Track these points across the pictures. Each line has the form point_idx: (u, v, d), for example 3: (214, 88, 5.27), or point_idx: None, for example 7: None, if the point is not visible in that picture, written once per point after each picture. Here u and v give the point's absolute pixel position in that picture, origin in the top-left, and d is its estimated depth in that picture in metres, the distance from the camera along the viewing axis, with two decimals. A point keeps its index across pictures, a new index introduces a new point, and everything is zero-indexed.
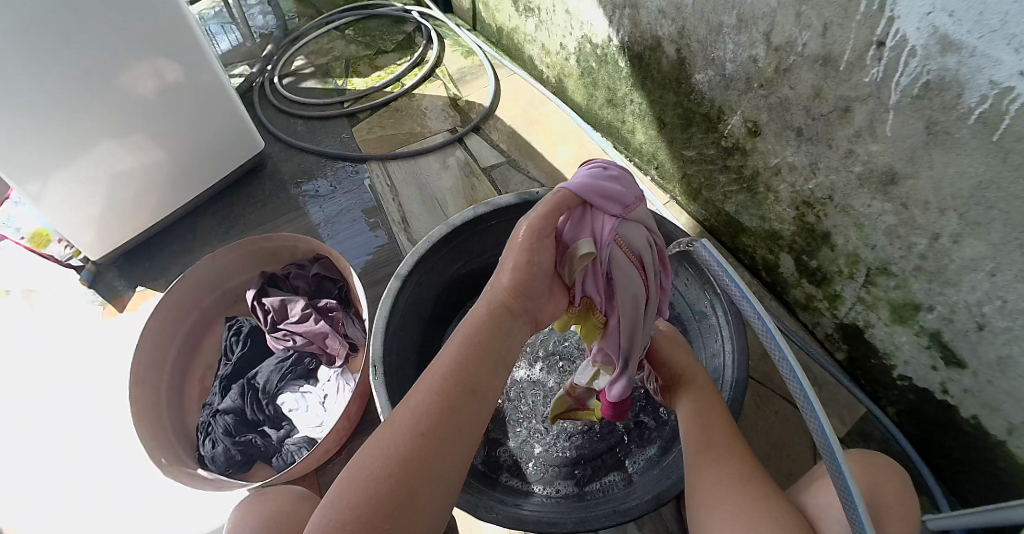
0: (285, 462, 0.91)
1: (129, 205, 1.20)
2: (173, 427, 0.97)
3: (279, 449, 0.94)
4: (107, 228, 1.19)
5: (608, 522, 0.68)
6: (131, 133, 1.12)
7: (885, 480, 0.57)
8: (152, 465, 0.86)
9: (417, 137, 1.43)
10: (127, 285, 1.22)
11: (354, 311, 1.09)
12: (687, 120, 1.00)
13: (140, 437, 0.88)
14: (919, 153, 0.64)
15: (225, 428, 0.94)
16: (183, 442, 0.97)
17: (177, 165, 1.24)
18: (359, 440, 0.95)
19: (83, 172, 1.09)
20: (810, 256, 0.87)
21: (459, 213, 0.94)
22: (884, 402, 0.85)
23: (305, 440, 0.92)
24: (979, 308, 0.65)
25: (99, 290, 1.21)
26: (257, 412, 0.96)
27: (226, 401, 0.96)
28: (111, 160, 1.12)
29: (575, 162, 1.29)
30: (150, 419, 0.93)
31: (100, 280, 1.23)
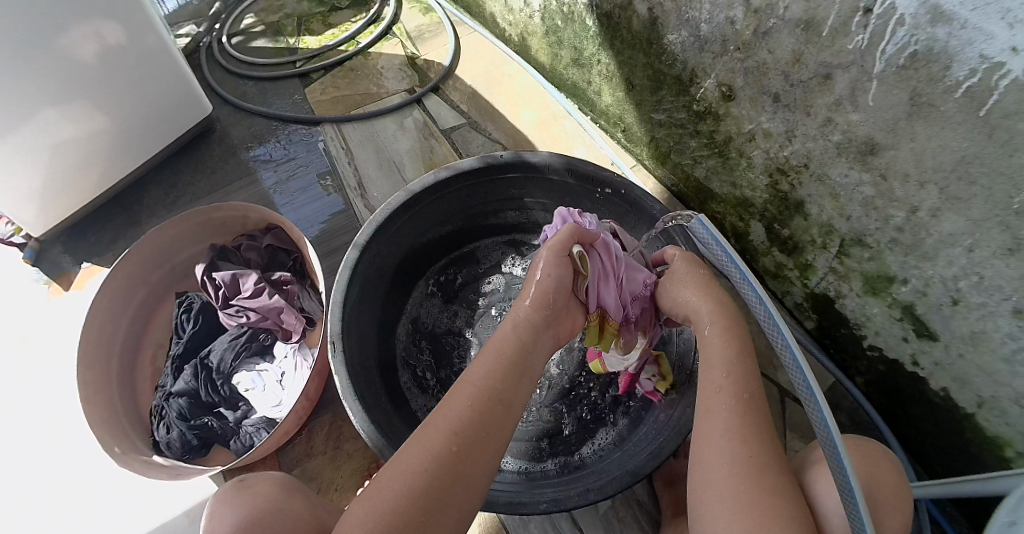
0: (244, 445, 0.88)
1: (72, 174, 1.10)
2: (125, 410, 0.93)
3: (236, 432, 0.90)
4: (51, 199, 1.10)
5: (583, 500, 0.67)
6: (70, 100, 1.01)
7: (883, 472, 0.56)
8: (105, 455, 0.82)
9: (373, 98, 1.34)
10: (74, 261, 1.13)
11: (311, 284, 1.04)
12: (657, 82, 0.94)
13: (90, 426, 0.83)
14: (901, 124, 0.61)
15: (180, 412, 0.89)
16: (136, 427, 0.92)
17: (123, 133, 1.13)
18: (320, 427, 0.92)
19: (23, 153, 1.00)
20: (782, 225, 0.85)
21: (420, 178, 0.89)
22: (853, 372, 0.86)
23: (264, 421, 0.89)
24: (954, 283, 0.64)
25: (45, 268, 1.12)
26: (212, 394, 0.91)
27: (179, 383, 0.91)
28: (50, 132, 1.01)
29: (540, 125, 1.22)
30: (99, 403, 0.88)
31: (45, 258, 1.13)
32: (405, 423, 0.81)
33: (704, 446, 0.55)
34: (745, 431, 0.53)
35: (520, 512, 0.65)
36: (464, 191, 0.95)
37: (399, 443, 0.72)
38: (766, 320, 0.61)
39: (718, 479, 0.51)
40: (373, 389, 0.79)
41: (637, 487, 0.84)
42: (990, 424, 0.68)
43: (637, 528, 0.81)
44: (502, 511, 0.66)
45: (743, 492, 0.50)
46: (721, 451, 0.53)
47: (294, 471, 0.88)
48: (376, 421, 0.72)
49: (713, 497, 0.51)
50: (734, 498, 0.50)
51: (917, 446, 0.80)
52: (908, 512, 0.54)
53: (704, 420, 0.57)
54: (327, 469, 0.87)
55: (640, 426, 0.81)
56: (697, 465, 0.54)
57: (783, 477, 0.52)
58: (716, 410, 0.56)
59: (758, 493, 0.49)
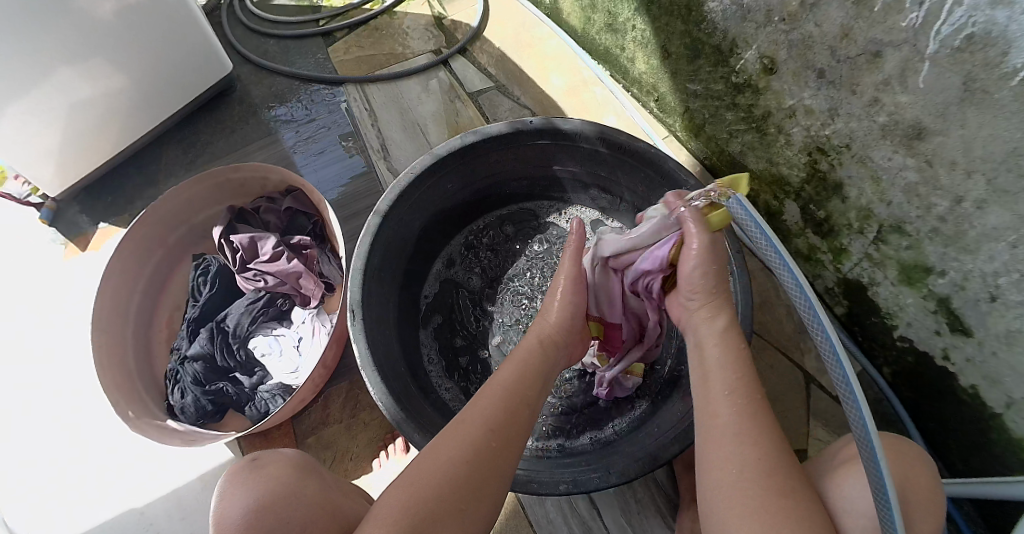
0: (258, 410, 0.93)
1: (88, 131, 1.13)
2: (139, 372, 0.99)
3: (251, 398, 0.95)
4: (68, 154, 1.13)
5: (606, 482, 0.68)
6: (88, 57, 1.03)
7: (918, 473, 0.52)
8: (119, 417, 0.88)
9: (398, 59, 1.32)
10: (91, 222, 1.18)
11: (330, 248, 1.07)
12: (695, 51, 0.89)
13: (105, 389, 0.89)
14: (951, 109, 0.57)
15: (194, 377, 0.95)
16: (151, 391, 0.99)
17: (140, 93, 1.16)
18: (336, 388, 0.97)
19: (41, 111, 1.03)
20: (818, 206, 0.81)
21: (446, 142, 0.86)
22: (879, 362, 0.83)
23: (280, 388, 0.94)
24: (994, 279, 0.61)
25: (61, 229, 1.17)
26: (228, 358, 0.96)
27: (196, 347, 0.96)
28: (69, 91, 1.05)
29: (568, 91, 1.18)
30: (115, 367, 0.94)
31: (61, 219, 1.18)
32: (421, 391, 0.84)
33: (713, 453, 0.53)
34: (755, 434, 0.52)
35: (538, 491, 0.66)
36: (491, 156, 0.92)
37: (415, 414, 0.74)
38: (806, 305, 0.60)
39: (738, 485, 0.49)
40: (392, 358, 0.81)
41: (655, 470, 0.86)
42: (1017, 426, 0.66)
43: (651, 508, 0.84)
44: (523, 490, 0.66)
45: (755, 501, 0.48)
46: (732, 456, 0.51)
47: (310, 436, 0.93)
48: (392, 389, 0.74)
49: (720, 503, 0.49)
50: (746, 501, 0.48)
51: (939, 441, 0.78)
52: (941, 515, 0.51)
53: (710, 426, 0.54)
54: (342, 436, 0.93)
55: (660, 410, 0.81)
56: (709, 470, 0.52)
57: (796, 479, 0.50)
58: (722, 414, 0.54)
59: (772, 494, 0.48)
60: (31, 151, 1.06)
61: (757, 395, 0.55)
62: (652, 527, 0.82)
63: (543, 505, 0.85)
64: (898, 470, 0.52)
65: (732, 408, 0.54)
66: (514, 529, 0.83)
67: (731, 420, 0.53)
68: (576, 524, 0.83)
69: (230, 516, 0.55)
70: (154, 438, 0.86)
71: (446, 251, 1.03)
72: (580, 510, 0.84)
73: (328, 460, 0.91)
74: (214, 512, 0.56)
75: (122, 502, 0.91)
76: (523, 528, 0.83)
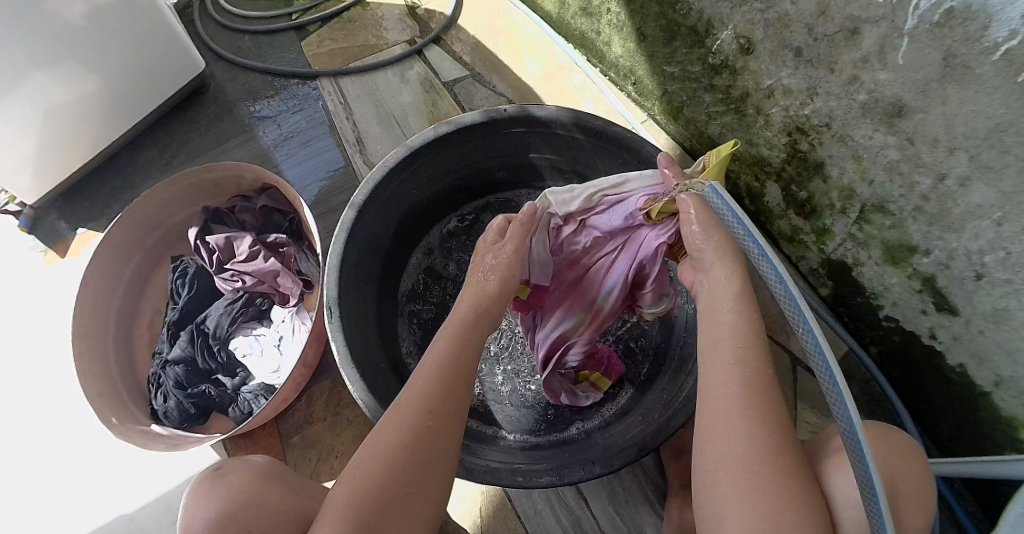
0: (241, 411, 0.91)
1: (64, 138, 1.10)
2: (123, 378, 0.97)
3: (234, 400, 0.94)
4: (44, 163, 1.10)
5: (588, 474, 0.67)
6: (59, 61, 1.00)
7: (907, 463, 0.50)
8: (102, 425, 0.86)
9: (371, 50, 1.28)
10: (69, 227, 1.14)
11: (308, 245, 1.04)
12: (671, 33, 0.87)
13: (89, 397, 0.87)
14: (932, 86, 0.56)
15: (176, 381, 0.93)
16: (136, 397, 0.97)
17: (113, 95, 1.12)
18: (318, 389, 0.95)
19: (16, 118, 1.00)
20: (799, 187, 0.79)
21: (418, 133, 0.83)
22: (867, 342, 0.82)
23: (262, 388, 0.92)
24: (980, 257, 0.60)
25: (41, 236, 1.13)
26: (210, 361, 0.95)
27: (177, 351, 0.94)
28: (45, 96, 1.02)
29: (545, 78, 1.16)
30: (98, 374, 0.93)
31: (41, 226, 1.14)
32: (407, 392, 0.82)
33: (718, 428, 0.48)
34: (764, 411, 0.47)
35: (524, 486, 0.65)
36: (466, 145, 0.89)
37: None
38: (783, 296, 0.51)
39: (737, 467, 0.46)
40: (375, 361, 0.80)
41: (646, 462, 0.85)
42: (1006, 405, 0.66)
43: (640, 496, 0.83)
44: (504, 484, 0.66)
45: (758, 489, 0.44)
46: (735, 443, 0.47)
47: (295, 435, 0.92)
48: (373, 388, 0.72)
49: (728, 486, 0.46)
50: (750, 492, 0.44)
51: (928, 420, 0.78)
52: (931, 506, 0.49)
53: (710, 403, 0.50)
54: (326, 434, 0.92)
55: (649, 394, 0.80)
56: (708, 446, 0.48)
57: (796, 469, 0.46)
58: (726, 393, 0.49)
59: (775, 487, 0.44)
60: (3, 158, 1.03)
61: (768, 370, 0.50)
62: (642, 515, 0.82)
63: (530, 496, 0.84)
64: (886, 460, 0.50)
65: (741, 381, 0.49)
66: (502, 520, 0.83)
67: (737, 393, 0.49)
68: (563, 513, 0.83)
69: (195, 530, 0.53)
70: (137, 444, 0.85)
71: (424, 245, 1.01)
72: (569, 500, 0.84)
73: (312, 460, 0.90)
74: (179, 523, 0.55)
75: (108, 514, 0.89)
76: (511, 518, 0.83)
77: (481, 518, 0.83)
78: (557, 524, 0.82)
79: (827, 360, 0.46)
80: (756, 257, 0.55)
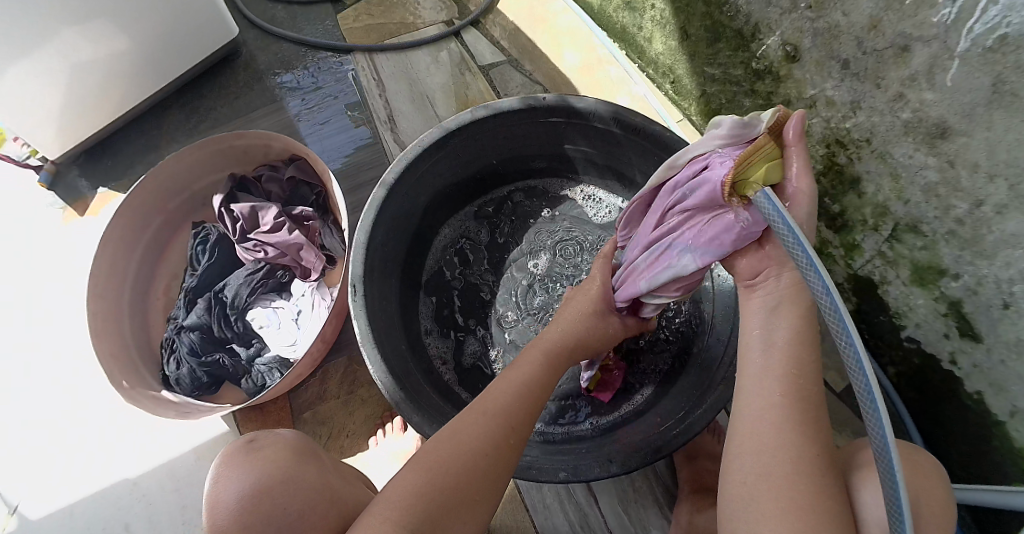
0: (255, 383, 0.96)
1: (90, 96, 1.13)
2: (134, 340, 1.02)
3: (246, 371, 0.98)
4: (68, 120, 1.13)
5: (604, 472, 0.67)
6: (92, 18, 1.02)
7: (932, 487, 0.50)
8: (114, 387, 0.91)
9: (409, 28, 1.29)
10: (90, 186, 1.19)
11: (333, 220, 1.07)
12: (715, 34, 0.86)
13: (101, 359, 0.91)
14: (978, 110, 0.56)
15: (191, 348, 0.97)
16: (147, 357, 1.02)
17: (141, 55, 1.14)
18: (335, 362, 0.99)
19: (42, 70, 1.02)
20: (832, 200, 0.78)
21: (456, 116, 0.84)
22: (884, 362, 0.82)
23: (277, 362, 0.96)
24: (1008, 285, 0.60)
25: (60, 194, 1.18)
26: (225, 329, 0.98)
27: (193, 318, 0.98)
28: (70, 53, 1.04)
29: (581, 69, 1.16)
30: (110, 335, 0.97)
31: (60, 182, 1.19)
32: (421, 371, 0.84)
33: (761, 441, 0.50)
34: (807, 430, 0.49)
35: (538, 479, 0.66)
36: (500, 131, 0.90)
37: (414, 395, 0.74)
38: (829, 308, 0.47)
39: (778, 480, 0.47)
40: (394, 338, 0.82)
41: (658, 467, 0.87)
42: (1020, 435, 0.66)
43: (648, 497, 0.86)
44: (518, 476, 0.67)
45: (798, 496, 0.46)
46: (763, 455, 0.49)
47: (305, 412, 0.96)
48: (391, 367, 0.75)
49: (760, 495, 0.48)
50: (788, 510, 0.46)
51: (938, 444, 0.78)
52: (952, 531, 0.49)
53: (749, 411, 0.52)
54: (339, 413, 0.96)
55: (669, 395, 0.81)
56: (747, 456, 0.50)
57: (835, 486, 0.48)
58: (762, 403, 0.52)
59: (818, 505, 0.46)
60: (32, 111, 1.06)
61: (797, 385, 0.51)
62: (649, 517, 0.85)
63: (541, 490, 0.87)
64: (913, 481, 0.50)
65: (783, 396, 0.51)
66: (512, 513, 0.86)
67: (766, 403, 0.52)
68: (572, 509, 0.86)
69: (227, 499, 0.58)
70: (148, 410, 0.90)
71: (451, 228, 1.02)
72: (579, 497, 0.86)
73: (324, 437, 0.94)
74: (210, 491, 0.59)
75: (117, 468, 0.95)
76: (520, 512, 0.86)
77: (491, 509, 0.86)
78: (564, 519, 0.85)
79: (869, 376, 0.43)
80: (801, 263, 0.50)
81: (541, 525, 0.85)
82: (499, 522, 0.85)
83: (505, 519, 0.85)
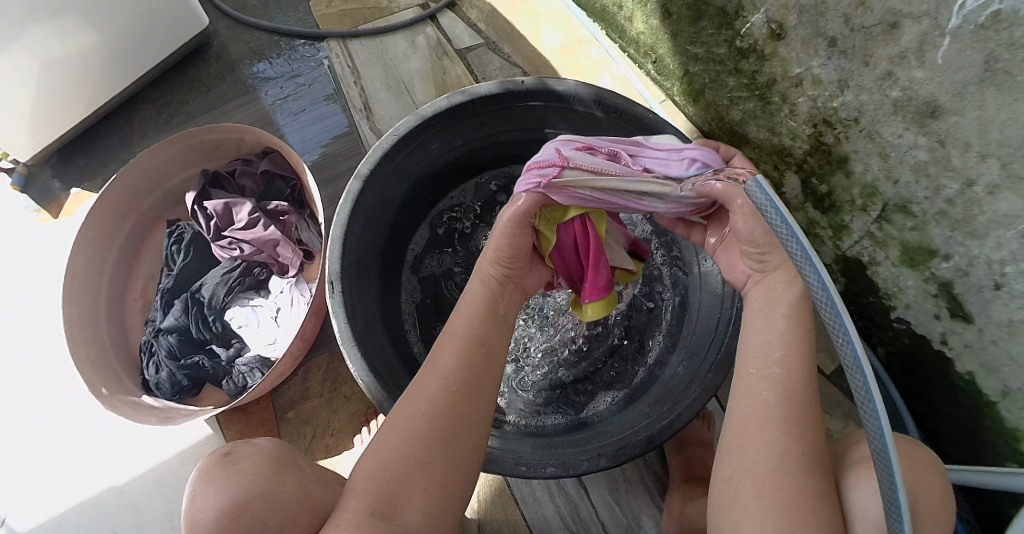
0: (236, 385, 0.93)
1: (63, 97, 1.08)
2: (113, 345, 0.99)
3: (228, 372, 0.95)
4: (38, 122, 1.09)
5: (594, 466, 0.67)
6: (60, 15, 0.96)
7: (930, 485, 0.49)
8: (92, 395, 0.89)
9: (383, 13, 1.24)
10: (64, 187, 1.15)
11: (308, 214, 1.04)
12: (697, 12, 0.83)
13: (78, 366, 0.89)
14: (969, 88, 0.54)
15: (169, 350, 0.95)
16: (125, 364, 0.99)
17: (113, 50, 1.09)
18: (318, 360, 0.97)
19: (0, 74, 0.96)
20: (820, 180, 0.77)
21: (431, 102, 0.81)
22: (875, 342, 0.81)
23: (258, 361, 0.93)
24: (1000, 267, 0.59)
25: (33, 195, 1.13)
26: (204, 330, 0.95)
27: (171, 319, 0.95)
28: (39, 51, 0.98)
29: (563, 50, 1.12)
30: (87, 342, 0.94)
31: (33, 184, 1.14)
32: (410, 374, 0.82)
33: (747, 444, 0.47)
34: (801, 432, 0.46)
35: (529, 476, 0.65)
36: (478, 119, 0.87)
37: (398, 393, 0.73)
38: (828, 307, 0.46)
39: (761, 490, 0.45)
40: (376, 338, 0.79)
41: (650, 456, 0.87)
42: (1011, 415, 0.65)
43: (640, 487, 0.86)
44: (506, 473, 0.65)
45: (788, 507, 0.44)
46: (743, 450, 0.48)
47: (289, 412, 0.94)
48: (373, 363, 0.73)
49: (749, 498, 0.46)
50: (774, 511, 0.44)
51: (930, 423, 0.78)
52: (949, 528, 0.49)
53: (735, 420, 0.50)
54: (324, 412, 0.94)
55: (654, 384, 0.81)
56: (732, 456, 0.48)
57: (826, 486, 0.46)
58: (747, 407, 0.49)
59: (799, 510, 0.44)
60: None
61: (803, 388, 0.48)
62: (641, 506, 0.84)
63: (530, 483, 0.86)
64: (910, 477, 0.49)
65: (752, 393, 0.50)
66: (501, 508, 0.85)
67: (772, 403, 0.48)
68: (562, 501, 0.85)
69: (207, 515, 0.56)
70: (127, 416, 0.87)
71: (431, 220, 1.00)
72: (570, 489, 0.86)
73: (308, 436, 0.93)
74: (190, 505, 0.57)
75: (101, 478, 0.93)
76: (510, 505, 0.85)
77: (481, 504, 0.85)
78: (555, 511, 0.85)
79: (865, 370, 0.43)
80: (799, 260, 0.49)
81: (531, 518, 0.84)
82: (489, 516, 0.85)
83: (496, 515, 0.85)
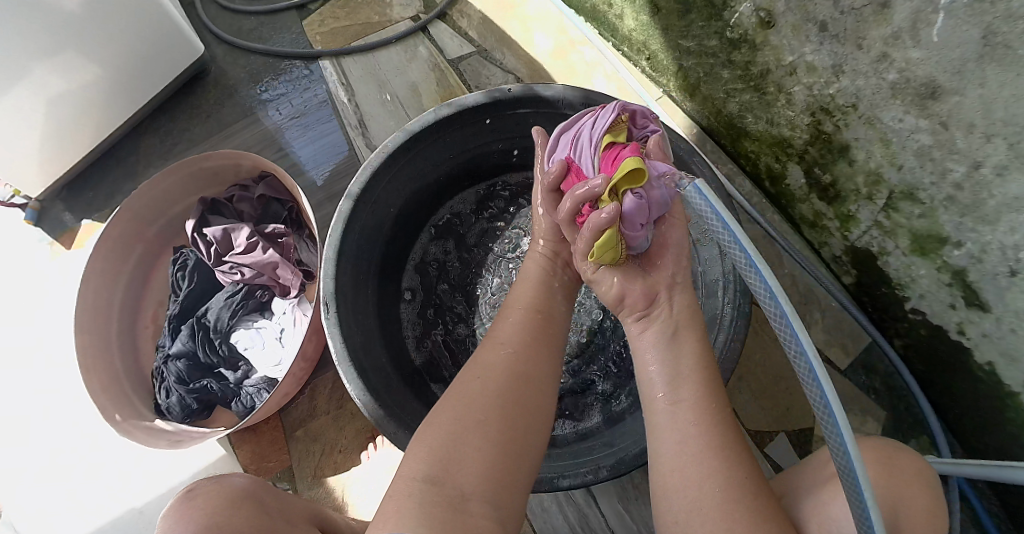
0: (244, 405, 0.93)
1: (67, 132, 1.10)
2: (127, 373, 1.00)
3: (236, 393, 0.95)
4: (45, 157, 1.10)
5: (594, 477, 0.65)
6: (59, 52, 0.97)
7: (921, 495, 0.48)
8: (107, 422, 0.89)
9: (375, 27, 1.24)
10: (75, 218, 1.16)
11: (308, 234, 1.05)
12: (686, 5, 0.81)
13: (93, 394, 0.90)
14: (969, 65, 0.51)
15: (179, 376, 0.95)
16: (139, 390, 1.00)
17: (113, 82, 1.10)
18: (324, 378, 0.97)
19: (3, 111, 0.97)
20: (823, 170, 0.74)
21: (418, 116, 0.80)
22: (892, 334, 0.78)
23: (264, 381, 0.94)
24: (1015, 252, 0.56)
25: (46, 229, 1.15)
26: (211, 355, 0.96)
27: (178, 345, 0.95)
28: (41, 86, 0.99)
29: (555, 53, 1.11)
30: (100, 371, 0.95)
31: (45, 219, 1.16)
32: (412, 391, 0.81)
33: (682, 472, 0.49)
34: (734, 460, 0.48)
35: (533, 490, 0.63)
36: (467, 129, 0.86)
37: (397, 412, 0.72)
38: (776, 313, 0.47)
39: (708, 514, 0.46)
40: (373, 353, 0.78)
41: None
42: None
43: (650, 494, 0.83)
44: None
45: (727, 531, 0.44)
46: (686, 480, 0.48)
47: (298, 430, 0.94)
48: (370, 383, 0.72)
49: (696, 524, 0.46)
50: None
51: (953, 417, 0.75)
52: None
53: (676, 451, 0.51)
54: (330, 428, 0.93)
55: None
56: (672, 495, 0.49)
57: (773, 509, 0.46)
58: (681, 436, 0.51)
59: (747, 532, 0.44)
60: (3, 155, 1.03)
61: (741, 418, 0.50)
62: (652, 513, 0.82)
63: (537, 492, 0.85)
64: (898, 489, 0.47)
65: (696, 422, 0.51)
66: None
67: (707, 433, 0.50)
68: (571, 511, 0.83)
69: None
70: (140, 440, 0.87)
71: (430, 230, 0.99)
72: (579, 498, 0.84)
73: (316, 453, 0.92)
74: None
75: (121, 504, 0.94)
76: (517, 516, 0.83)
77: None
78: (563, 519, 0.83)
79: (823, 384, 0.43)
80: (744, 267, 0.51)
81: (539, 528, 0.83)
82: None
83: None
